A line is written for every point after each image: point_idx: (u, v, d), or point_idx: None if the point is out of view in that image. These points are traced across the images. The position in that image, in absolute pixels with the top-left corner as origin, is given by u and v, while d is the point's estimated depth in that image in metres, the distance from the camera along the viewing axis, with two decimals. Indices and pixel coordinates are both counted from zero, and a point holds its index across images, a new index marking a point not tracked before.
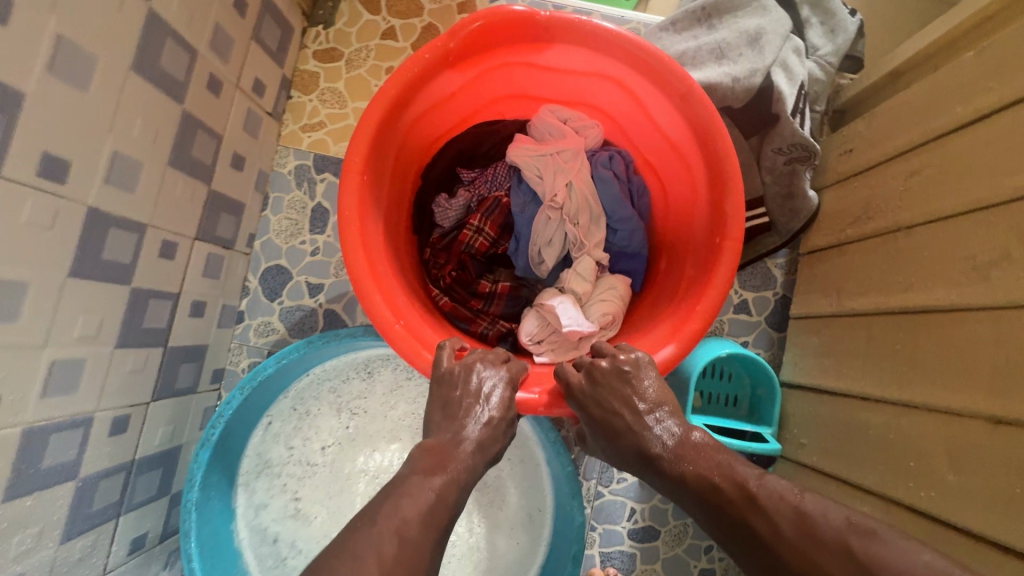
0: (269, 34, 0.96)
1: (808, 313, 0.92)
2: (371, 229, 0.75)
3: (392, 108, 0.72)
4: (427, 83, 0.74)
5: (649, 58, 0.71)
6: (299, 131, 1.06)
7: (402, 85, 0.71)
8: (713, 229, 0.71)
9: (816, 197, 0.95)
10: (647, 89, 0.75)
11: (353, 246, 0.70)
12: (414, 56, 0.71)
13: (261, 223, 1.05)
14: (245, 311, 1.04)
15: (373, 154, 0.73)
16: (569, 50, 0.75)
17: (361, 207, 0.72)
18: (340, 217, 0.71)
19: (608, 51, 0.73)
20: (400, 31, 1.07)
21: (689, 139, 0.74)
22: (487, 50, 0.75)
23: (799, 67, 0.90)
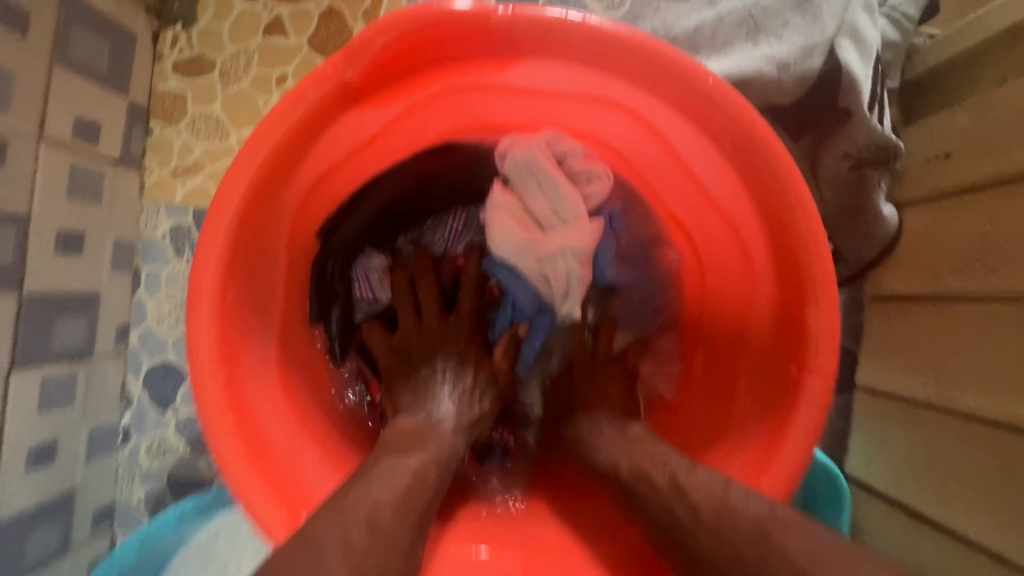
0: (89, 50, 0.66)
1: (892, 391, 0.65)
2: (251, 369, 0.50)
3: (267, 183, 0.47)
4: (323, 138, 0.48)
5: (676, 81, 0.45)
6: (168, 178, 0.77)
7: (280, 148, 0.46)
8: (787, 350, 0.47)
9: (896, 218, 0.67)
10: (673, 126, 0.48)
11: (215, 408, 0.46)
12: (294, 95, 0.45)
13: (135, 309, 0.78)
14: (130, 427, 0.78)
15: (243, 258, 0.48)
16: (546, 69, 0.47)
17: (232, 340, 0.48)
18: (190, 362, 0.46)
19: (607, 69, 0.46)
20: (289, 22, 0.76)
21: (745, 204, 0.48)
22: (420, 79, 0.47)
23: (871, 33, 0.59)
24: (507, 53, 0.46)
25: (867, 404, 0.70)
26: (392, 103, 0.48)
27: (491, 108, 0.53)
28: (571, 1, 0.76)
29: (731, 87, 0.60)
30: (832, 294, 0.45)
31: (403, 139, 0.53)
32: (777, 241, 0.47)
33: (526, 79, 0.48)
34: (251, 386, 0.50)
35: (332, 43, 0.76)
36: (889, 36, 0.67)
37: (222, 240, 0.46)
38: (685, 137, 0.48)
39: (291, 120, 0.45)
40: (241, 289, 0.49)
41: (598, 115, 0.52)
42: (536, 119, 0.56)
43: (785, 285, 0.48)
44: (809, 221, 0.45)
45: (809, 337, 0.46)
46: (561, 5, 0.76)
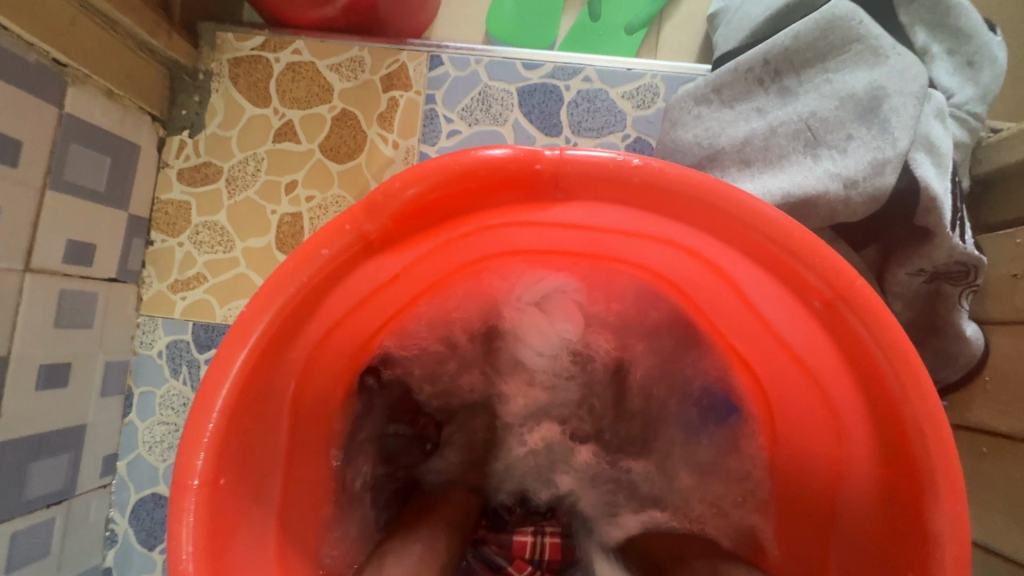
0: (86, 169, 0.62)
1: (994, 548, 0.56)
2: (239, 573, 0.41)
3: (266, 353, 0.40)
4: (332, 295, 0.41)
5: (753, 231, 0.39)
6: (168, 292, 0.72)
7: (290, 303, 0.39)
8: (903, 536, 0.40)
9: (980, 339, 0.59)
10: (744, 271, 0.42)
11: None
12: (301, 254, 0.39)
13: (125, 435, 0.71)
14: (113, 570, 0.70)
15: (237, 436, 0.40)
16: (597, 210, 0.42)
17: (218, 537, 0.39)
18: (166, 567, 0.37)
19: (668, 211, 0.40)
20: (301, 127, 0.72)
21: (833, 362, 0.41)
22: (448, 221, 0.41)
23: (947, 142, 0.53)
24: (552, 196, 0.40)
25: None
26: (415, 247, 0.42)
27: (525, 240, 0.48)
28: (599, 99, 0.71)
29: (791, 208, 0.53)
30: (960, 485, 0.37)
31: (426, 271, 0.48)
32: (880, 414, 0.40)
33: (571, 217, 0.43)
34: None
35: (345, 148, 0.72)
36: (956, 137, 0.61)
37: (213, 423, 0.38)
38: (760, 285, 0.42)
39: (296, 283, 0.39)
40: (233, 473, 0.41)
41: (645, 249, 0.46)
42: (575, 249, 0.49)
43: (895, 467, 0.40)
44: (926, 397, 0.37)
45: (935, 543, 0.37)
46: (588, 105, 0.71)
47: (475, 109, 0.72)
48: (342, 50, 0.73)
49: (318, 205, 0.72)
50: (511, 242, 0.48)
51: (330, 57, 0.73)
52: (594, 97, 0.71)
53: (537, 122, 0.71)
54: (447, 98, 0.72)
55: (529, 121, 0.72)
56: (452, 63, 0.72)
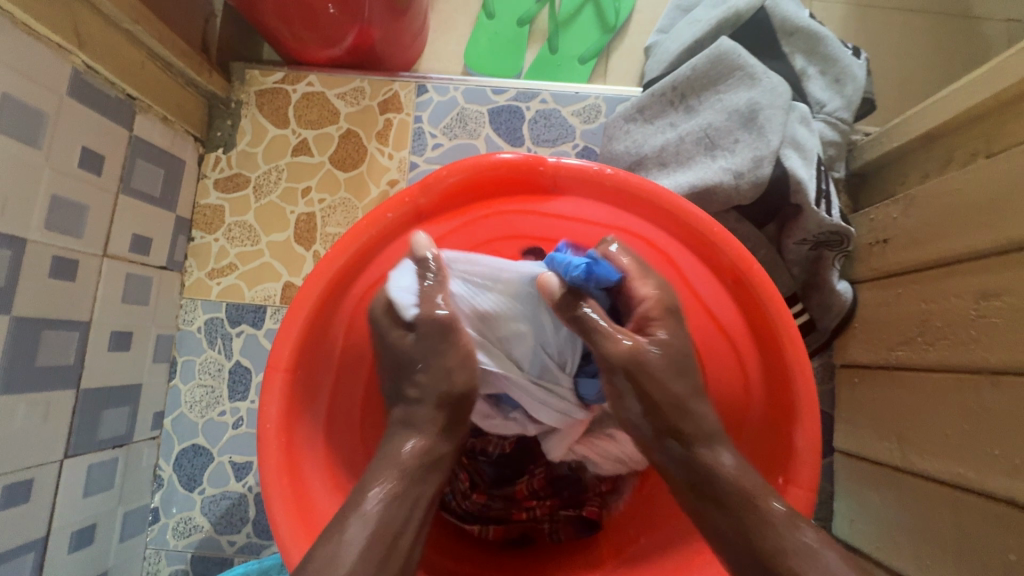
0: (147, 179, 0.79)
1: (861, 455, 0.71)
2: (303, 444, 0.56)
3: (339, 283, 0.56)
4: (389, 246, 0.58)
5: (687, 224, 0.54)
6: (206, 278, 0.88)
7: (354, 254, 0.55)
8: (778, 444, 0.55)
9: (849, 292, 0.75)
10: (678, 253, 0.58)
11: (274, 474, 0.52)
12: (371, 216, 0.55)
13: (170, 396, 0.86)
14: (160, 508, 0.84)
15: (308, 355, 0.56)
16: (580, 203, 0.58)
17: (293, 415, 0.55)
18: (259, 431, 0.53)
19: (625, 206, 0.56)
20: (314, 143, 0.90)
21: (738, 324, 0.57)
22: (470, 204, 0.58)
23: (810, 140, 0.70)
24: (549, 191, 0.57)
25: (846, 467, 0.74)
26: (450, 218, 0.59)
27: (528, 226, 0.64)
28: (553, 117, 0.89)
29: (697, 196, 0.69)
30: (815, 421, 0.52)
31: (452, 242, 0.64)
32: (769, 364, 0.55)
33: (563, 207, 0.59)
34: (302, 458, 0.56)
35: (350, 159, 0.89)
36: (828, 138, 0.78)
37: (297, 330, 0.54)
38: (694, 267, 0.58)
39: (365, 235, 0.55)
40: (304, 374, 0.56)
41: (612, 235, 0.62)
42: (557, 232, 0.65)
43: (774, 398, 0.55)
44: (796, 349, 0.52)
45: (793, 451, 0.53)
46: (544, 121, 0.89)
47: (454, 127, 0.89)
48: (347, 81, 0.91)
49: (328, 206, 0.89)
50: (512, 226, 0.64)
51: (337, 87, 0.90)
52: (549, 115, 0.89)
53: (504, 135, 0.89)
54: (431, 117, 0.90)
55: (497, 134, 0.89)
56: (435, 90, 0.90)
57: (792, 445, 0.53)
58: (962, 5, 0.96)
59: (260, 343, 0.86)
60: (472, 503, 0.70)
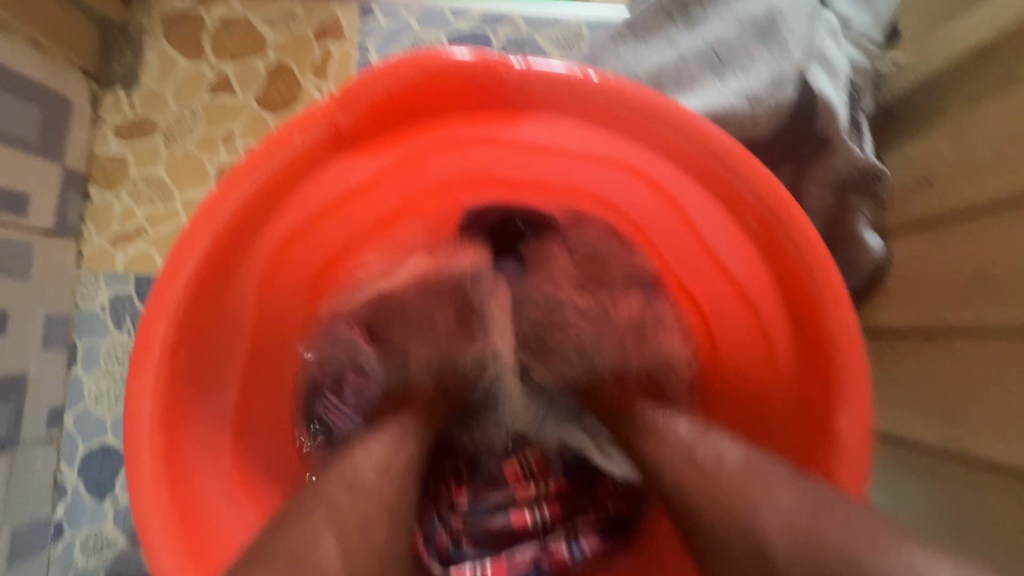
0: (16, 119, 0.63)
1: (894, 438, 0.60)
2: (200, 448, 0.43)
3: (237, 232, 0.41)
4: (304, 186, 0.43)
5: (699, 149, 0.41)
6: (109, 246, 0.73)
7: (255, 193, 0.41)
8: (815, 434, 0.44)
9: (882, 246, 0.63)
10: (684, 190, 0.45)
11: (151, 491, 0.39)
12: (275, 141, 0.40)
13: (70, 388, 0.71)
14: (63, 522, 0.71)
15: (199, 332, 0.42)
16: (559, 125, 0.44)
17: (178, 411, 0.41)
18: (128, 435, 0.39)
19: (619, 125, 0.43)
20: (236, 79, 0.74)
21: (762, 278, 0.45)
22: (414, 129, 0.44)
23: (840, 57, 0.57)
24: (517, 108, 0.43)
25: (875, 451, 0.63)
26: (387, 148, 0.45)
27: (493, 163, 0.50)
28: (526, 45, 0.74)
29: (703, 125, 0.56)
30: (866, 404, 0.40)
31: (395, 186, 0.50)
32: (805, 333, 0.43)
33: (536, 134, 0.45)
34: (197, 468, 0.42)
35: (281, 98, 0.74)
36: (855, 61, 0.65)
37: (177, 298, 0.40)
38: (704, 209, 0.45)
39: (270, 167, 0.41)
40: (193, 357, 0.42)
41: (600, 173, 0.49)
42: (530, 172, 0.52)
43: (810, 371, 0.43)
44: (843, 311, 0.40)
45: (835, 436, 0.41)
46: (516, 50, 0.74)
47: None
48: (275, 3, 0.74)
49: None
50: (472, 166, 0.51)
51: (263, 10, 0.74)
52: (522, 42, 0.74)
53: None
54: (379, 47, 0.74)
55: None
56: (383, 13, 0.74)
57: (835, 430, 0.41)
58: None
59: None
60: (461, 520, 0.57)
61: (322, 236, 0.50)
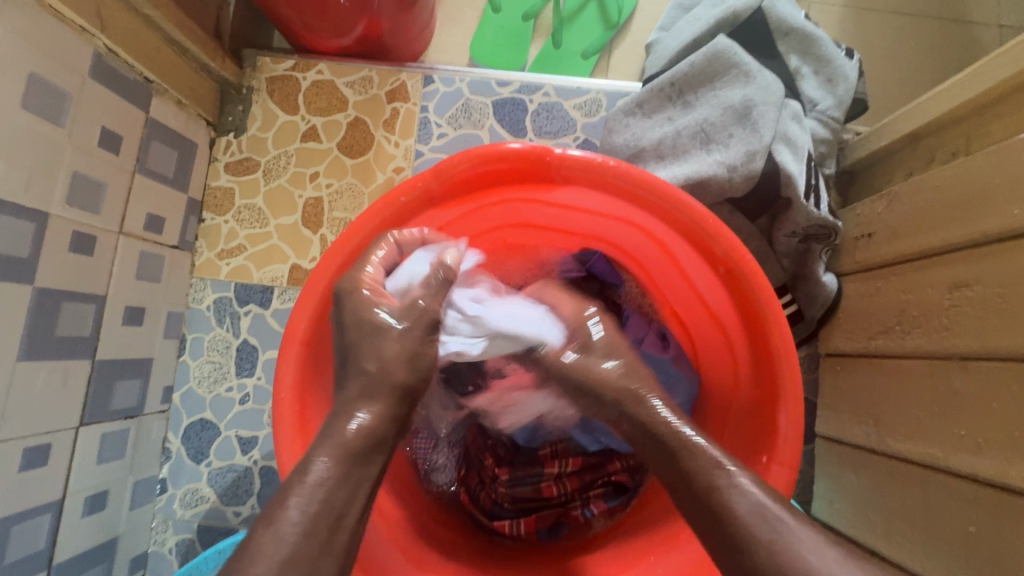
0: (161, 160, 0.81)
1: (840, 440, 0.75)
2: (317, 414, 0.60)
3: (354, 260, 0.59)
4: (401, 230, 0.61)
5: (683, 215, 0.57)
6: (215, 259, 0.91)
7: (367, 233, 0.58)
8: (763, 426, 0.58)
9: (835, 283, 0.78)
10: (673, 242, 0.61)
11: (288, 441, 0.56)
12: (386, 199, 0.58)
13: (179, 371, 0.89)
14: (167, 479, 0.88)
15: (322, 330, 0.59)
16: (584, 194, 0.61)
17: (307, 387, 0.58)
18: (274, 399, 0.56)
19: (627, 196, 0.59)
20: (323, 130, 0.92)
21: (729, 310, 0.60)
22: (479, 191, 0.61)
23: (801, 137, 0.73)
24: (553, 180, 0.60)
25: (826, 450, 0.78)
26: (459, 205, 0.62)
27: (531, 214, 0.67)
28: (555, 110, 0.91)
29: (692, 187, 0.73)
30: (799, 404, 0.55)
31: (459, 228, 0.67)
32: (757, 352, 0.58)
33: (566, 197, 0.62)
34: (315, 431, 0.59)
35: (358, 146, 0.92)
36: (820, 135, 0.81)
37: (313, 305, 0.57)
38: (688, 256, 0.61)
39: (381, 216, 0.58)
40: (318, 348, 0.59)
41: (612, 225, 0.66)
42: (558, 221, 0.68)
43: (762, 384, 0.58)
44: (784, 335, 0.55)
45: (775, 430, 0.56)
46: (547, 113, 0.92)
47: (459, 117, 0.92)
48: (356, 71, 0.93)
49: (335, 191, 0.91)
50: (517, 216, 0.68)
51: (346, 76, 0.93)
52: (552, 107, 0.92)
53: (507, 126, 0.92)
54: (437, 108, 0.92)
55: (501, 125, 0.92)
56: (441, 81, 0.93)
57: (776, 425, 0.56)
58: (958, 12, 1.05)
59: (267, 323, 0.90)
60: (501, 483, 0.74)
61: None
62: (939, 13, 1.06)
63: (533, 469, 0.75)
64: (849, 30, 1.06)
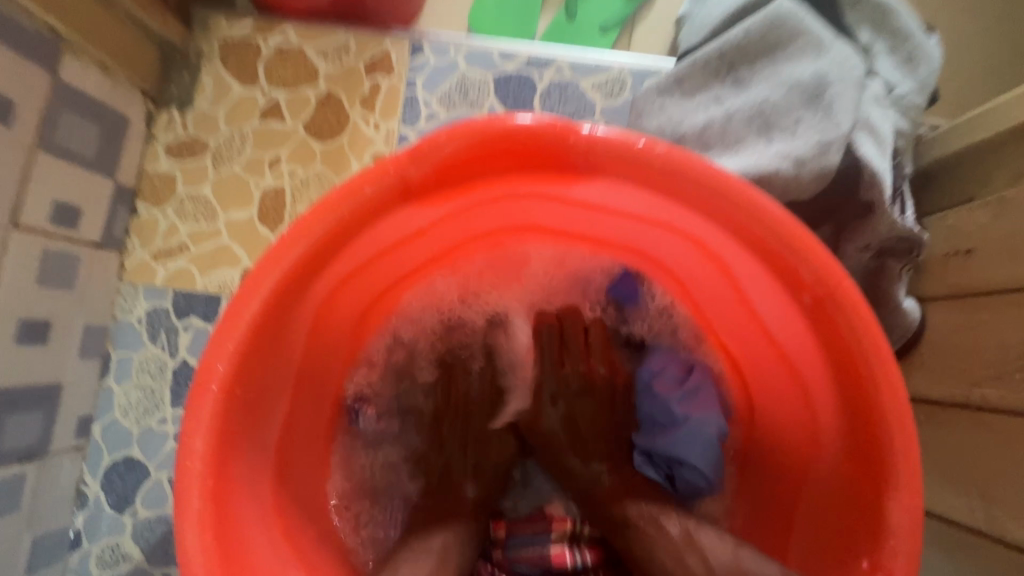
0: (77, 136, 0.65)
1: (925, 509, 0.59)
2: (244, 483, 0.44)
3: (302, 273, 0.43)
4: (368, 232, 0.45)
5: (757, 222, 0.42)
6: (150, 260, 0.74)
7: (318, 237, 0.42)
8: (861, 511, 0.43)
9: (917, 311, 0.62)
10: (738, 258, 0.46)
11: (196, 529, 0.39)
12: (346, 189, 0.41)
13: (101, 398, 0.72)
14: (82, 532, 0.71)
15: (252, 369, 0.43)
16: (618, 190, 0.45)
17: (229, 449, 0.42)
18: (179, 468, 0.40)
19: (678, 194, 0.43)
20: (286, 106, 0.76)
21: (810, 350, 0.45)
22: (478, 183, 0.45)
23: (887, 125, 0.58)
24: (578, 171, 0.44)
25: None
26: (449, 200, 0.46)
27: (544, 216, 0.51)
28: (570, 89, 0.75)
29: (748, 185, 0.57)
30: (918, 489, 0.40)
31: (448, 232, 0.51)
32: (852, 411, 0.43)
33: (593, 194, 0.46)
34: (240, 509, 0.43)
35: (329, 127, 0.76)
36: (899, 126, 0.65)
37: (239, 336, 0.41)
38: (757, 277, 0.45)
39: (339, 213, 0.42)
40: (247, 394, 0.43)
41: (651, 233, 0.50)
42: (578, 226, 0.52)
43: (860, 455, 0.43)
44: (897, 391, 0.40)
45: (882, 519, 0.41)
46: (559, 94, 0.75)
47: (453, 95, 0.76)
48: (329, 36, 0.77)
49: (300, 181, 0.75)
50: (525, 217, 0.52)
51: (317, 42, 0.77)
52: (565, 86, 0.76)
53: (511, 107, 0.76)
54: (427, 83, 0.76)
55: (503, 106, 0.76)
56: (432, 51, 0.77)
57: (884, 512, 0.41)
58: None
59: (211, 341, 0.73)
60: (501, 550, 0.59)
61: (371, 276, 0.51)
62: None
63: (538, 528, 0.58)
64: None
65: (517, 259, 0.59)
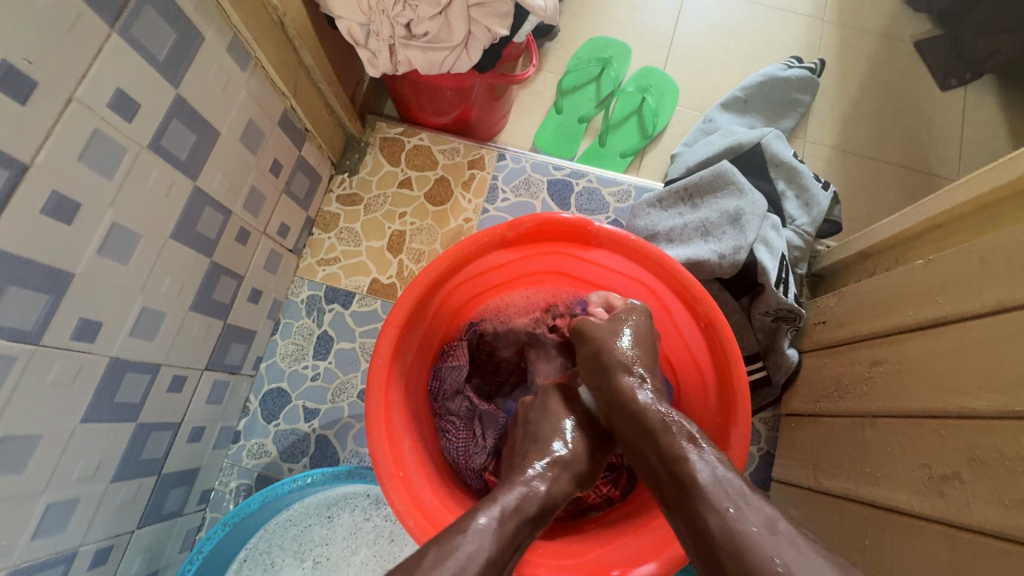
0: (299, 185, 1.09)
1: (787, 481, 0.93)
2: (395, 381, 0.81)
3: (444, 275, 0.83)
4: (478, 260, 0.85)
5: (679, 280, 0.81)
6: (315, 264, 1.16)
7: (456, 258, 0.82)
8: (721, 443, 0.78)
9: (796, 356, 0.99)
10: (671, 299, 0.84)
11: (376, 392, 0.77)
12: (475, 236, 0.82)
13: (269, 347, 1.12)
14: (242, 432, 1.08)
15: (410, 320, 0.82)
16: (611, 255, 0.85)
17: (393, 359, 0.80)
18: (372, 360, 0.78)
19: (641, 260, 0.83)
20: (415, 181, 1.20)
21: (706, 355, 0.82)
22: (538, 241, 0.86)
23: (777, 241, 0.98)
24: (591, 242, 0.84)
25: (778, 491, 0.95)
26: (521, 249, 0.86)
27: (569, 266, 0.92)
28: (595, 193, 1.18)
29: (690, 265, 0.97)
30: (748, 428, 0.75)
31: (516, 267, 0.91)
32: (722, 388, 0.79)
33: (597, 255, 0.87)
34: (392, 392, 0.80)
35: (440, 197, 1.19)
36: (796, 243, 1.06)
37: (410, 301, 0.80)
38: (680, 311, 0.84)
39: (468, 247, 0.82)
40: (406, 333, 0.82)
41: (627, 282, 0.89)
42: (588, 274, 0.92)
43: (723, 412, 0.79)
44: (742, 375, 0.76)
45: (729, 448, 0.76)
46: (588, 195, 1.18)
47: (520, 187, 1.19)
48: (447, 143, 1.22)
49: (417, 227, 1.18)
50: (559, 265, 0.92)
51: (441, 145, 1.22)
52: (592, 191, 1.19)
53: (556, 200, 1.19)
54: (505, 178, 1.20)
55: (551, 199, 1.19)
56: (511, 159, 1.21)
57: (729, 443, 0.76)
58: (926, 166, 1.33)
59: (345, 321, 1.13)
60: None
61: (470, 285, 0.91)
62: (911, 164, 1.34)
63: None
64: (836, 167, 1.34)
65: (550, 291, 0.99)
